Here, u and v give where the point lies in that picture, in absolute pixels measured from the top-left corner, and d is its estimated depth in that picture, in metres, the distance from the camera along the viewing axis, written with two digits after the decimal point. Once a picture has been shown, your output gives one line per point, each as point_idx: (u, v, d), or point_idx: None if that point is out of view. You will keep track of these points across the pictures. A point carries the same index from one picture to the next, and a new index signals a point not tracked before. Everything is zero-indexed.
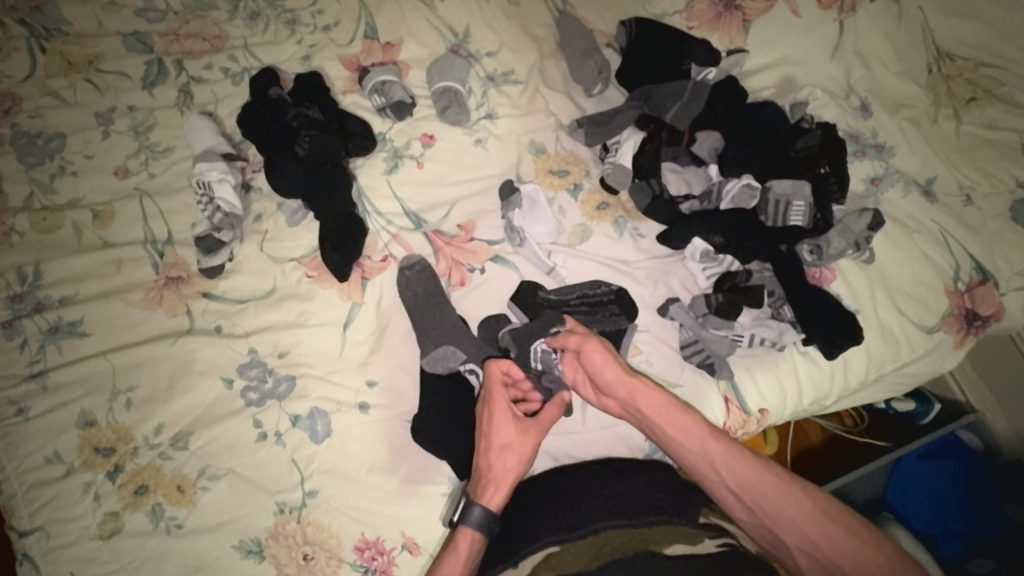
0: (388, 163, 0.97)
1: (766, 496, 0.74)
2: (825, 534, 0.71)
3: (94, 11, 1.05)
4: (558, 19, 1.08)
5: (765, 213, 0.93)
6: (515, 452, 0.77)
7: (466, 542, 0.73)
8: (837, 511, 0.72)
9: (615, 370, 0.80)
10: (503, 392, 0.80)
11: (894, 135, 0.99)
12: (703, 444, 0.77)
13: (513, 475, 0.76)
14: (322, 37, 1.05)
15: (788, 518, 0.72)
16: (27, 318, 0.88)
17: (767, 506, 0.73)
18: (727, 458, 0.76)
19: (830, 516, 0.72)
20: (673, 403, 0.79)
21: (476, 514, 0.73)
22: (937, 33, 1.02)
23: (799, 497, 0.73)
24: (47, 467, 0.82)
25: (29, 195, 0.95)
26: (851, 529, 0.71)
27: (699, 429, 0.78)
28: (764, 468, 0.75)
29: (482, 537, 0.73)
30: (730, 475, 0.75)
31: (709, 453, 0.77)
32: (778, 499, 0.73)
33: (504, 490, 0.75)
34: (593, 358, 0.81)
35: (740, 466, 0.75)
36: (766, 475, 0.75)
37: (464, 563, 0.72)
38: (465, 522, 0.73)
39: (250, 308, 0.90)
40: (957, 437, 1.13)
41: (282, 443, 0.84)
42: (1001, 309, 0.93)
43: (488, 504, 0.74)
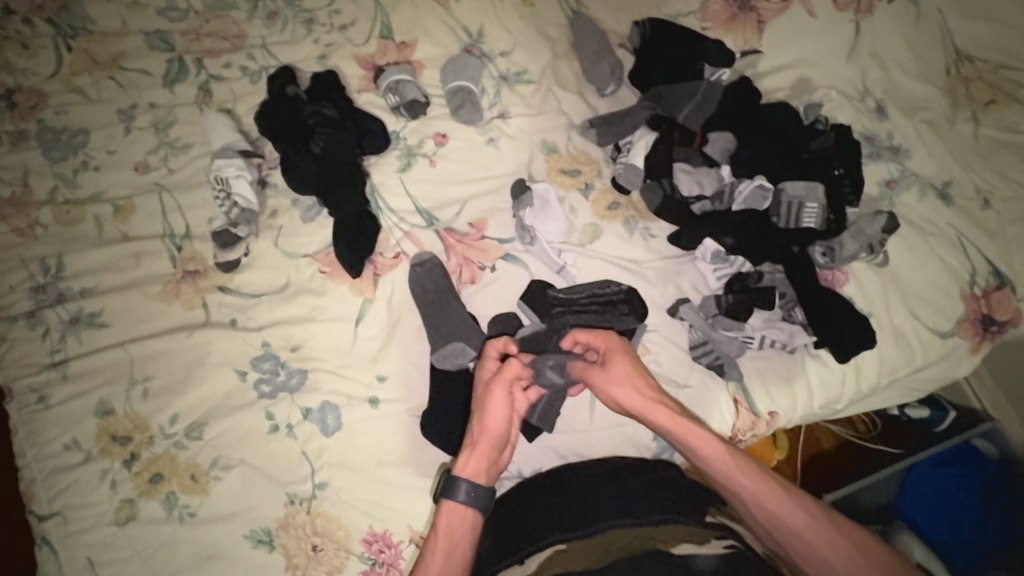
0: (401, 161, 0.98)
1: (800, 536, 0.69)
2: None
3: (119, 11, 1.08)
4: (572, 19, 1.09)
5: (777, 214, 0.93)
6: (486, 417, 0.78)
7: (449, 515, 0.73)
8: (876, 553, 0.68)
9: (634, 398, 0.79)
10: (488, 366, 0.83)
11: (910, 138, 0.98)
12: (730, 476, 0.73)
13: (487, 440, 0.77)
14: (339, 37, 1.07)
15: (821, 559, 0.68)
16: (49, 308, 0.90)
17: (800, 546, 0.69)
18: (756, 493, 0.71)
19: (868, 558, 0.67)
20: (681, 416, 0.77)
21: (459, 486, 0.74)
22: (957, 35, 1.01)
23: (834, 538, 0.69)
24: (66, 454, 0.84)
25: (53, 189, 0.98)
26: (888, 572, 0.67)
27: (726, 460, 0.73)
28: (798, 505, 0.70)
29: (468, 511, 0.74)
30: (759, 510, 0.71)
31: (737, 487, 0.72)
32: (812, 538, 0.69)
33: (476, 456, 0.76)
34: (610, 389, 0.81)
35: (771, 503, 0.71)
36: (801, 513, 0.70)
37: (450, 538, 0.72)
38: (450, 493, 0.74)
39: (264, 302, 0.92)
40: (972, 446, 1.11)
41: (293, 435, 0.85)
42: (1018, 315, 0.91)
43: (464, 473, 0.75)
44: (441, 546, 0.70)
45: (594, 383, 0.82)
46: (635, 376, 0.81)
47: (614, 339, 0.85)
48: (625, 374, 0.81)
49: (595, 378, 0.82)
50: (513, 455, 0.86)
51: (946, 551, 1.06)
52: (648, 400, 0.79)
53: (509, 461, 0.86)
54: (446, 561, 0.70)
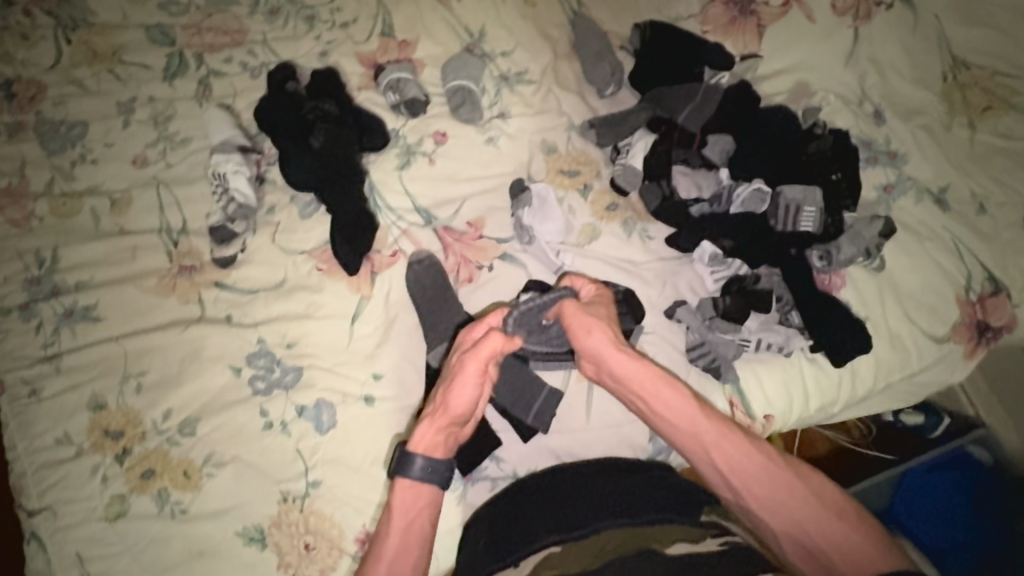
0: (400, 159, 0.98)
1: (759, 481, 0.71)
2: (817, 520, 0.68)
3: (119, 4, 1.08)
4: (572, 20, 1.09)
5: (775, 217, 0.92)
6: (452, 385, 0.74)
7: (402, 492, 0.71)
8: (830, 498, 0.69)
9: (604, 343, 0.78)
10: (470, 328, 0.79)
11: (908, 144, 0.98)
12: (694, 424, 0.74)
13: (447, 413, 0.74)
14: (339, 34, 1.07)
15: (778, 503, 0.69)
16: (44, 301, 0.90)
17: (758, 492, 0.70)
18: (718, 439, 0.73)
19: (823, 502, 0.69)
20: (657, 374, 0.76)
21: (411, 462, 0.71)
22: (954, 42, 1.01)
23: (792, 483, 0.70)
24: (57, 448, 0.83)
25: (50, 181, 0.97)
26: (842, 515, 0.68)
27: (689, 408, 0.75)
28: (758, 452, 0.72)
29: (419, 487, 0.71)
30: (721, 456, 0.72)
31: (698, 433, 0.74)
32: (769, 484, 0.70)
33: (433, 428, 0.73)
34: (576, 326, 0.80)
35: (731, 448, 0.72)
36: (759, 457, 0.72)
37: (405, 513, 0.70)
38: (404, 471, 0.71)
39: (260, 298, 0.91)
40: (966, 451, 1.12)
41: (287, 432, 0.85)
42: (1012, 321, 0.92)
43: (417, 445, 0.72)
44: (394, 524, 0.69)
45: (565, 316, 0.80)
46: (603, 321, 0.79)
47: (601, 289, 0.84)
48: (597, 317, 0.80)
49: (565, 311, 0.81)
50: (508, 455, 0.87)
51: (939, 555, 1.07)
52: (614, 346, 0.78)
53: (504, 461, 0.86)
54: (400, 538, 0.69)
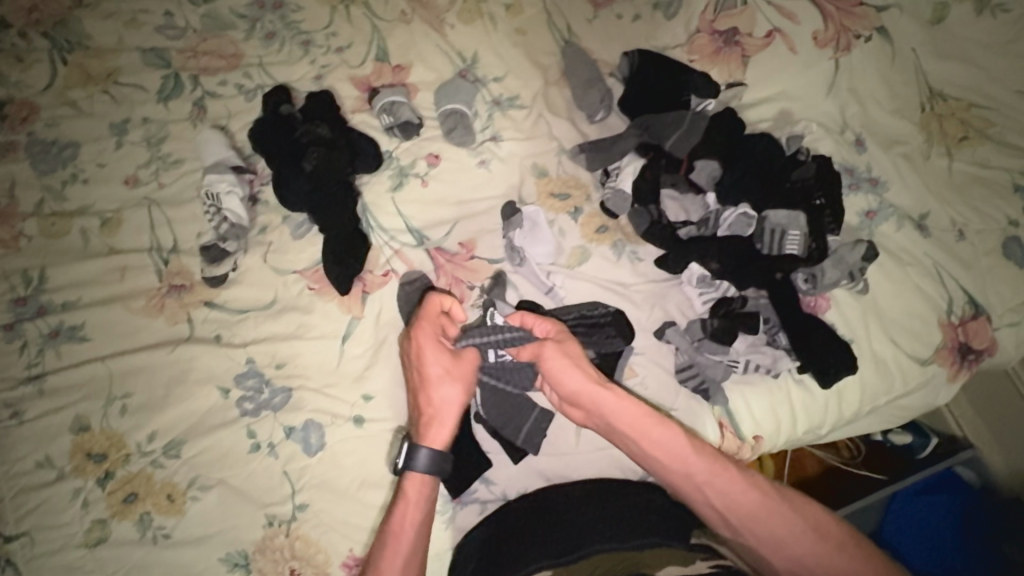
0: (392, 181, 0.99)
1: (755, 516, 0.72)
2: (815, 552, 0.70)
3: (116, 27, 1.09)
4: (563, 48, 1.11)
5: (760, 241, 0.94)
6: (454, 380, 0.76)
7: (415, 486, 0.73)
8: (824, 526, 0.72)
9: (578, 380, 0.77)
10: (430, 325, 0.79)
11: (887, 170, 1.01)
12: (686, 463, 0.74)
13: (455, 408, 0.76)
14: (335, 58, 1.08)
15: (774, 537, 0.71)
16: (29, 321, 0.89)
17: (755, 526, 0.72)
18: (711, 476, 0.74)
19: (819, 533, 0.71)
20: (645, 415, 0.76)
21: (422, 457, 0.73)
22: (930, 74, 1.05)
23: (787, 515, 0.72)
24: (37, 472, 0.81)
25: (40, 201, 0.97)
26: (835, 543, 0.71)
27: (680, 446, 0.75)
28: (751, 487, 0.73)
29: (431, 479, 0.73)
30: (715, 494, 0.73)
31: (691, 471, 0.74)
32: (765, 519, 0.72)
33: (446, 425, 0.75)
34: (555, 367, 0.78)
35: (725, 484, 0.73)
36: (752, 492, 0.73)
37: (417, 508, 0.73)
38: (412, 466, 0.73)
39: (250, 319, 0.91)
40: (954, 473, 1.14)
41: (275, 455, 0.84)
42: (994, 344, 0.93)
43: (435, 443, 0.74)
44: (409, 518, 0.72)
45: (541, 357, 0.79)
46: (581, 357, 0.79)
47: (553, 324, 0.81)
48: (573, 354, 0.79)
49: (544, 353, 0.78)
50: (498, 477, 0.86)
51: None
52: (593, 384, 0.77)
53: (494, 483, 0.85)
54: (415, 530, 0.71)
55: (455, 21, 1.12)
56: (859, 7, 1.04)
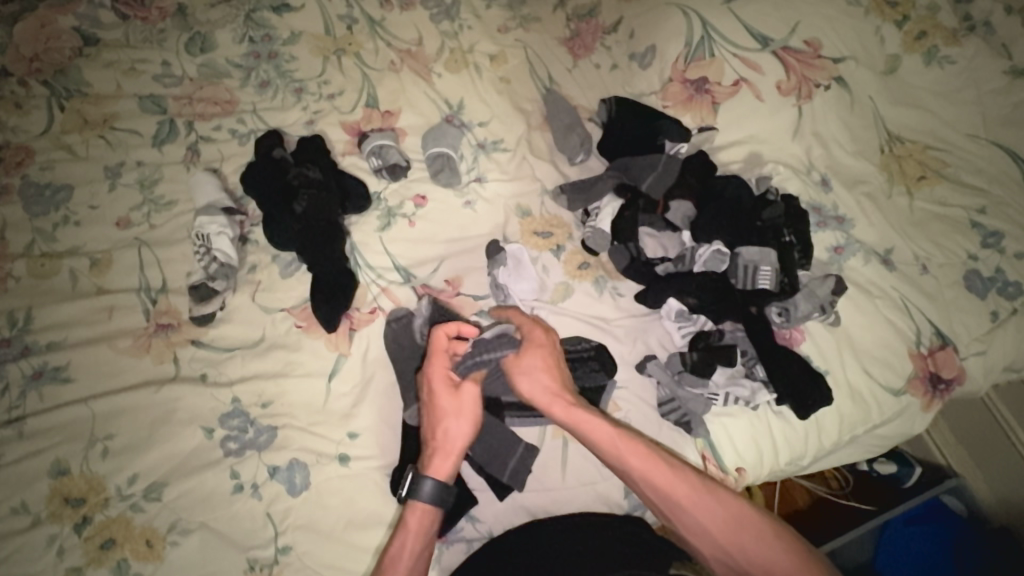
0: (381, 221, 1.02)
1: (684, 507, 0.75)
2: (736, 543, 0.71)
3: (115, 75, 1.13)
4: (544, 95, 1.17)
5: (734, 276, 0.99)
6: (455, 416, 0.80)
7: (416, 516, 0.75)
8: (748, 520, 0.73)
9: (537, 389, 0.84)
10: (440, 358, 0.83)
11: (853, 209, 1.07)
12: (621, 457, 0.78)
13: (460, 439, 0.79)
14: (327, 105, 1.13)
15: (700, 527, 0.74)
16: (11, 362, 0.88)
17: (683, 517, 0.75)
18: (643, 470, 0.77)
19: (740, 523, 0.73)
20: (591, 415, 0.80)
21: (426, 488, 0.75)
22: (888, 119, 1.13)
23: (713, 507, 0.74)
24: (10, 519, 0.79)
25: (31, 242, 0.98)
26: (758, 534, 0.72)
27: (613, 441, 0.78)
28: (681, 478, 0.76)
29: (434, 509, 0.76)
30: (647, 485, 0.77)
31: (625, 465, 0.78)
32: (691, 508, 0.74)
33: (450, 457, 0.78)
34: (518, 378, 0.85)
35: (657, 478, 0.76)
36: (682, 487, 0.75)
37: (419, 535, 0.75)
38: (416, 496, 0.76)
39: (237, 357, 0.92)
40: (942, 502, 1.15)
41: (258, 496, 0.83)
42: (962, 372, 0.97)
43: (439, 475, 0.77)
44: (409, 546, 0.74)
45: (505, 367, 0.86)
46: (541, 368, 0.85)
47: (540, 329, 0.88)
48: (534, 365, 0.85)
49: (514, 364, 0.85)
50: (484, 514, 0.86)
51: None
52: (549, 394, 0.83)
53: (480, 521, 0.85)
54: (412, 559, 0.73)
55: (442, 70, 1.18)
56: (818, 59, 1.11)
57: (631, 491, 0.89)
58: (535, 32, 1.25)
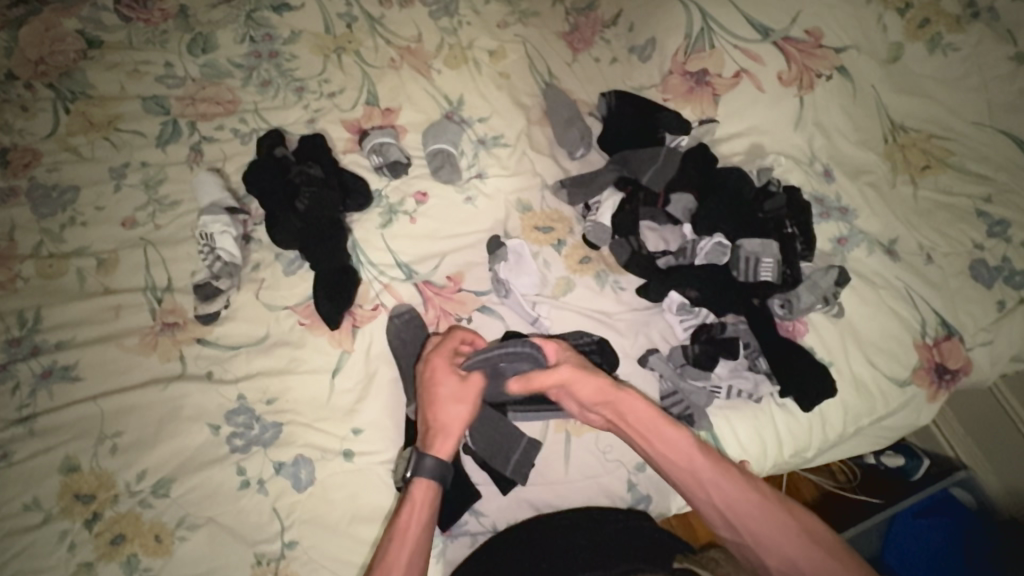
0: (382, 218, 1.03)
1: (755, 517, 0.73)
2: (810, 558, 0.69)
3: (119, 77, 1.14)
4: (544, 89, 1.17)
5: (736, 268, 0.98)
6: (452, 402, 0.80)
7: (423, 490, 0.76)
8: (818, 535, 0.72)
9: (591, 386, 0.81)
10: (447, 349, 0.85)
11: (856, 199, 1.06)
12: (693, 462, 0.77)
13: (459, 422, 0.79)
14: (327, 103, 1.14)
15: (772, 540, 0.72)
16: (22, 361, 0.90)
17: (754, 528, 0.73)
18: (715, 476, 0.76)
19: (808, 536, 0.72)
20: (658, 416, 0.79)
21: (429, 463, 0.76)
22: (891, 108, 1.12)
23: (787, 519, 0.73)
24: (22, 515, 0.80)
25: (38, 243, 1.00)
26: (829, 552, 0.70)
27: (684, 443, 0.78)
28: (753, 489, 0.75)
29: (436, 485, 0.76)
30: (717, 494, 0.75)
31: (696, 469, 0.76)
32: (762, 519, 0.73)
33: (451, 438, 0.78)
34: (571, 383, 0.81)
35: (728, 486, 0.75)
36: (753, 496, 0.74)
37: (423, 510, 0.74)
38: (419, 471, 0.75)
39: (242, 354, 0.93)
40: (949, 494, 1.14)
41: (264, 491, 0.84)
42: (968, 363, 0.96)
43: (438, 453, 0.77)
44: (418, 519, 0.73)
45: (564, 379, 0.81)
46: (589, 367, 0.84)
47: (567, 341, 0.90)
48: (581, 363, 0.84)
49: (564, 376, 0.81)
50: (488, 509, 0.86)
51: None
52: (604, 392, 0.81)
53: (484, 515, 0.86)
54: (419, 534, 0.72)
55: (442, 66, 1.18)
56: (819, 49, 1.10)
57: (634, 485, 0.90)
58: (534, 26, 1.25)
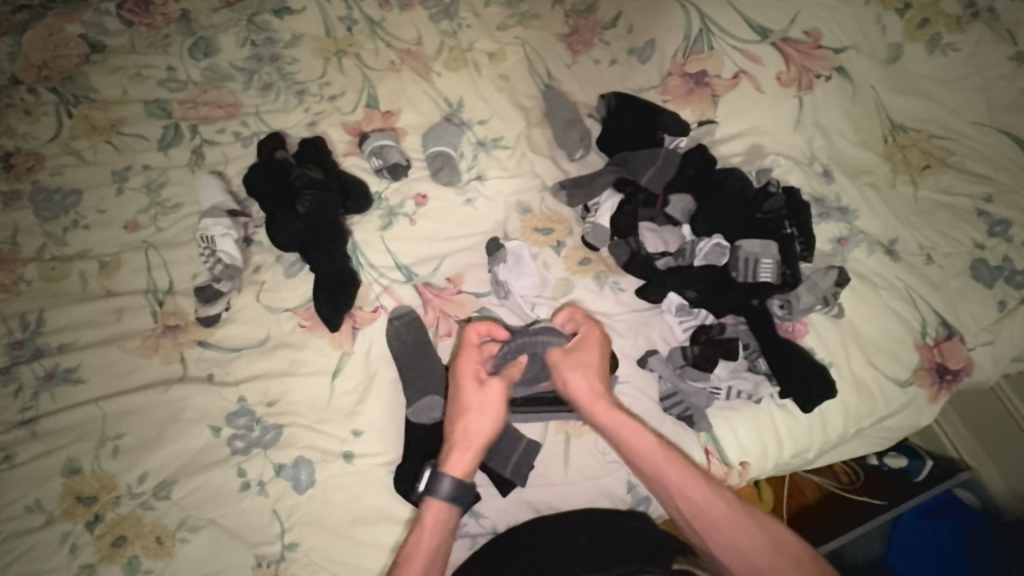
0: (382, 220, 1.03)
1: (718, 525, 0.74)
2: (772, 566, 0.71)
3: (121, 81, 1.15)
4: (543, 91, 1.18)
5: (735, 269, 0.96)
6: (475, 417, 0.81)
7: (433, 512, 0.76)
8: (783, 544, 0.73)
9: (584, 385, 0.84)
10: (472, 355, 0.85)
11: (856, 200, 1.06)
12: (660, 469, 0.78)
13: (478, 438, 0.81)
14: (328, 106, 1.14)
15: (736, 547, 0.73)
16: (25, 364, 0.91)
17: (718, 535, 0.74)
18: (682, 484, 0.77)
19: (772, 545, 0.73)
20: (628, 422, 0.81)
21: (444, 484, 0.77)
22: (891, 108, 1.12)
23: (751, 529, 0.74)
24: (25, 517, 0.81)
25: (41, 246, 1.00)
26: (791, 560, 0.71)
27: (653, 450, 0.79)
28: (719, 496, 0.76)
29: (451, 507, 0.77)
30: (684, 500, 0.77)
31: (663, 478, 0.78)
32: (727, 527, 0.74)
33: (469, 455, 0.80)
34: (565, 372, 0.86)
35: (695, 493, 0.76)
36: (719, 504, 0.75)
37: (435, 531, 0.76)
38: (434, 492, 0.77)
39: (243, 357, 0.93)
40: (955, 496, 1.13)
41: (265, 493, 0.84)
42: (970, 363, 0.96)
43: (457, 473, 0.79)
44: (425, 542, 0.74)
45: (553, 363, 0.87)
46: (592, 365, 0.86)
47: (597, 331, 0.89)
48: (584, 361, 0.86)
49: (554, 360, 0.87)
50: (487, 510, 0.86)
51: None
52: (593, 392, 0.84)
53: (483, 517, 0.86)
54: (428, 555, 0.73)
55: (442, 69, 1.19)
56: (818, 50, 1.10)
57: (634, 487, 0.89)
58: (534, 28, 1.25)
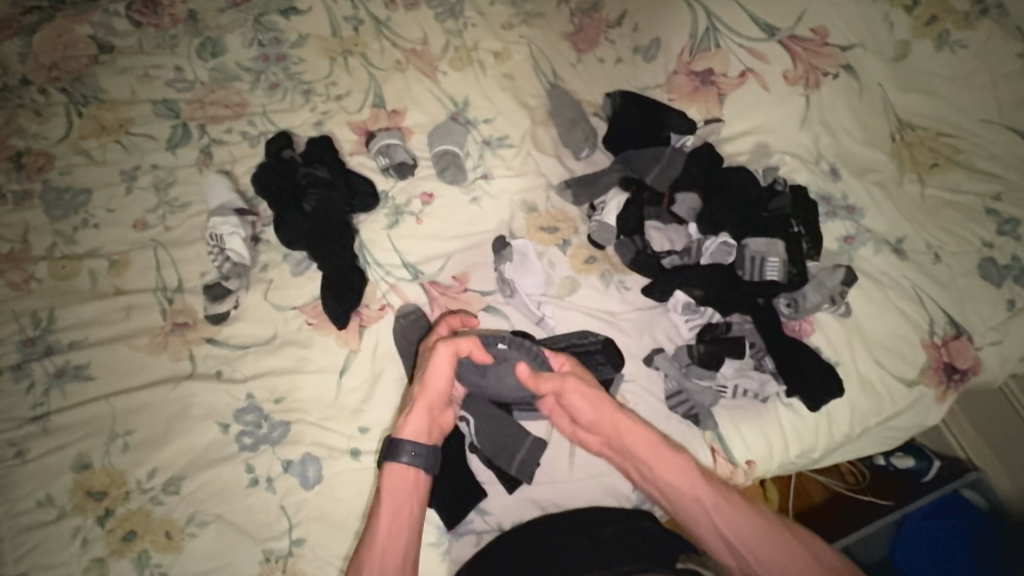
0: (389, 219, 1.04)
1: (757, 543, 0.71)
2: None
3: (130, 82, 1.16)
4: (548, 90, 1.18)
5: (742, 268, 0.98)
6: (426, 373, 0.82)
7: (390, 475, 0.75)
8: (825, 559, 0.70)
9: (602, 414, 0.82)
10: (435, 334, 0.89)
11: (863, 199, 1.05)
12: (693, 485, 0.76)
13: (426, 397, 0.80)
14: (334, 105, 1.15)
15: (779, 565, 0.70)
16: (36, 361, 0.92)
17: (759, 553, 0.71)
18: (717, 500, 0.75)
19: (816, 560, 0.69)
20: (660, 440, 0.80)
21: (402, 448, 0.75)
22: (898, 106, 1.11)
23: (790, 543, 0.71)
24: (37, 511, 0.82)
25: (52, 245, 1.01)
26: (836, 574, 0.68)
27: (683, 468, 0.77)
28: (756, 513, 0.74)
29: (410, 468, 0.75)
30: (720, 518, 0.74)
31: (698, 496, 0.76)
32: (767, 543, 0.71)
33: (417, 415, 0.79)
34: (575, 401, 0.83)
35: (730, 509, 0.74)
36: (756, 521, 0.73)
37: (398, 496, 0.74)
38: (391, 457, 0.75)
39: (250, 354, 0.94)
40: (962, 496, 1.13)
41: (273, 489, 0.85)
42: (977, 362, 0.96)
43: (412, 437, 0.77)
44: (388, 509, 0.72)
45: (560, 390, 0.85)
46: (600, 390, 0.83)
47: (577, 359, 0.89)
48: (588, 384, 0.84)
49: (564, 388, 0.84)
50: (493, 507, 0.86)
51: None
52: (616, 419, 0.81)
53: (489, 514, 0.86)
54: (392, 523, 0.71)
55: (448, 68, 1.19)
56: (825, 48, 1.10)
57: None
58: (539, 27, 1.25)
